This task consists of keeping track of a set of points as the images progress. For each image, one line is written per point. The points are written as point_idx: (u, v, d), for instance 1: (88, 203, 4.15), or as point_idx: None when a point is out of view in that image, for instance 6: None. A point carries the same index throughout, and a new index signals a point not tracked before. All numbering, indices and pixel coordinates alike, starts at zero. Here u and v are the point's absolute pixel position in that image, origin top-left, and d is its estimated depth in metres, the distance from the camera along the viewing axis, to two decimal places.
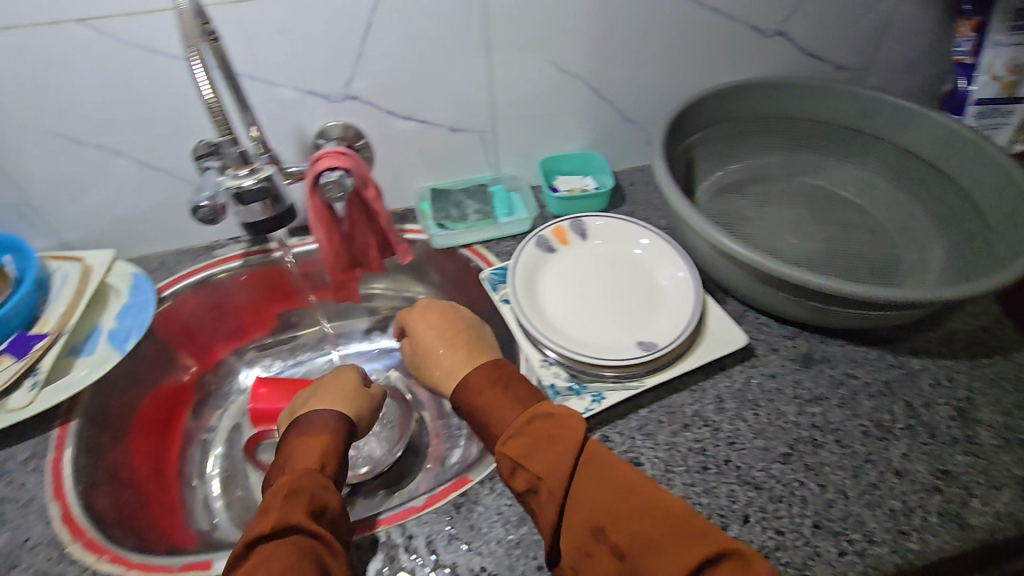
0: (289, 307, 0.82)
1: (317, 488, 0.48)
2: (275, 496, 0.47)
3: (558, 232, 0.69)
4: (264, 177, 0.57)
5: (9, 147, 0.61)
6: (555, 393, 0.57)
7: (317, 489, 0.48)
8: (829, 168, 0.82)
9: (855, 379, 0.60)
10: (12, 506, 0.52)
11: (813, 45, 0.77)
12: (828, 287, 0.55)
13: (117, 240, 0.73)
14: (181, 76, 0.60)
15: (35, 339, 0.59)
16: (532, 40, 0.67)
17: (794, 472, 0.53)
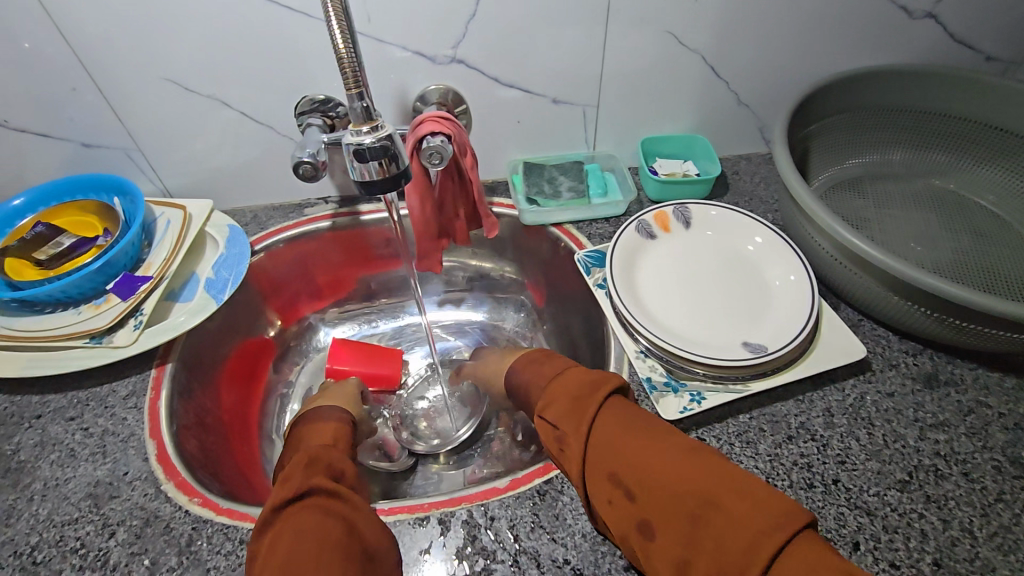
0: (369, 272, 0.83)
1: (336, 459, 0.46)
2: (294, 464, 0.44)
3: (661, 218, 0.66)
4: (386, 137, 0.49)
5: (122, 92, 0.62)
6: (652, 388, 0.54)
7: (336, 458, 0.46)
8: (965, 171, 0.73)
9: (988, 408, 0.54)
10: (113, 439, 0.54)
11: (965, 31, 0.69)
12: (976, 302, 0.49)
13: (215, 191, 0.74)
14: (292, 29, 0.58)
15: (141, 280, 0.61)
16: (654, 8, 0.62)
17: (912, 502, 0.48)
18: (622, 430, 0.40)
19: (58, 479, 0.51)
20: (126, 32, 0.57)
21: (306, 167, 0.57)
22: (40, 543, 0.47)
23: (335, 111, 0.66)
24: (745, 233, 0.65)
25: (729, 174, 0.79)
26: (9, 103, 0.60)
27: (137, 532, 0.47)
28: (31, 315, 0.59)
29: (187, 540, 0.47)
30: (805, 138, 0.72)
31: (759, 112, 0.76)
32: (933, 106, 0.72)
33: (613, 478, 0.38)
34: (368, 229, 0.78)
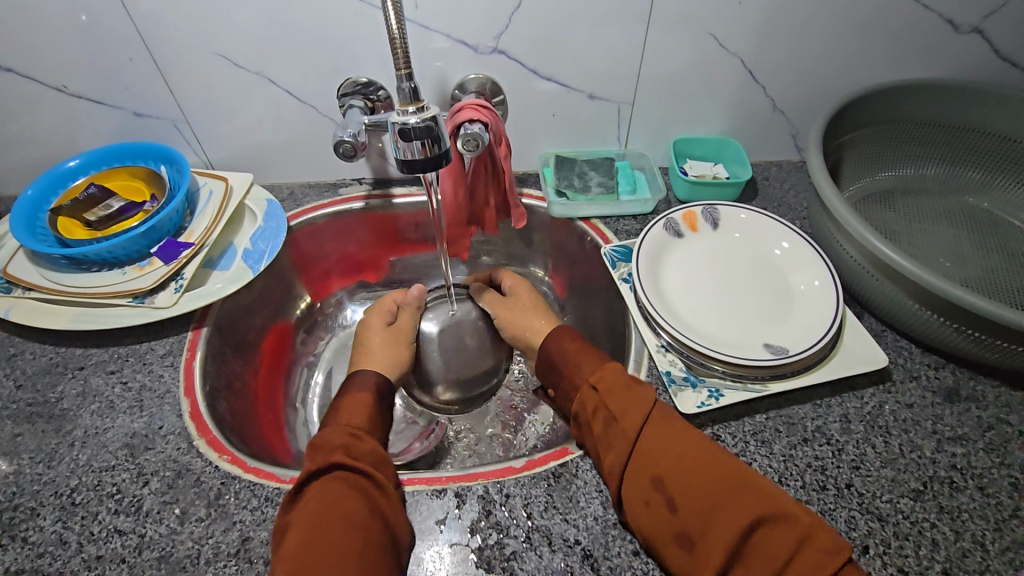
0: (397, 254, 0.85)
1: (356, 442, 0.48)
2: (323, 447, 0.47)
3: (689, 218, 0.67)
4: (430, 118, 0.51)
5: (177, 65, 0.64)
6: (670, 381, 0.55)
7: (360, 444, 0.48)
8: (1000, 190, 0.72)
9: (1008, 426, 0.53)
10: (150, 394, 0.56)
11: (1012, 48, 0.68)
12: (1004, 318, 0.49)
13: (255, 166, 0.77)
14: (342, 13, 0.60)
15: (183, 246, 0.64)
16: (697, 9, 0.63)
17: (925, 511, 0.48)
18: (677, 440, 0.45)
19: (97, 428, 0.53)
20: (185, 6, 0.59)
21: (347, 146, 0.59)
22: (79, 486, 0.50)
23: (377, 94, 0.68)
24: (772, 237, 0.66)
25: (759, 180, 0.79)
26: (70, 69, 0.63)
27: (169, 482, 0.50)
28: (78, 273, 0.62)
29: (216, 494, 0.49)
30: (838, 148, 0.72)
31: (794, 119, 0.77)
32: (971, 123, 0.71)
33: (655, 481, 0.44)
34: (399, 213, 0.80)
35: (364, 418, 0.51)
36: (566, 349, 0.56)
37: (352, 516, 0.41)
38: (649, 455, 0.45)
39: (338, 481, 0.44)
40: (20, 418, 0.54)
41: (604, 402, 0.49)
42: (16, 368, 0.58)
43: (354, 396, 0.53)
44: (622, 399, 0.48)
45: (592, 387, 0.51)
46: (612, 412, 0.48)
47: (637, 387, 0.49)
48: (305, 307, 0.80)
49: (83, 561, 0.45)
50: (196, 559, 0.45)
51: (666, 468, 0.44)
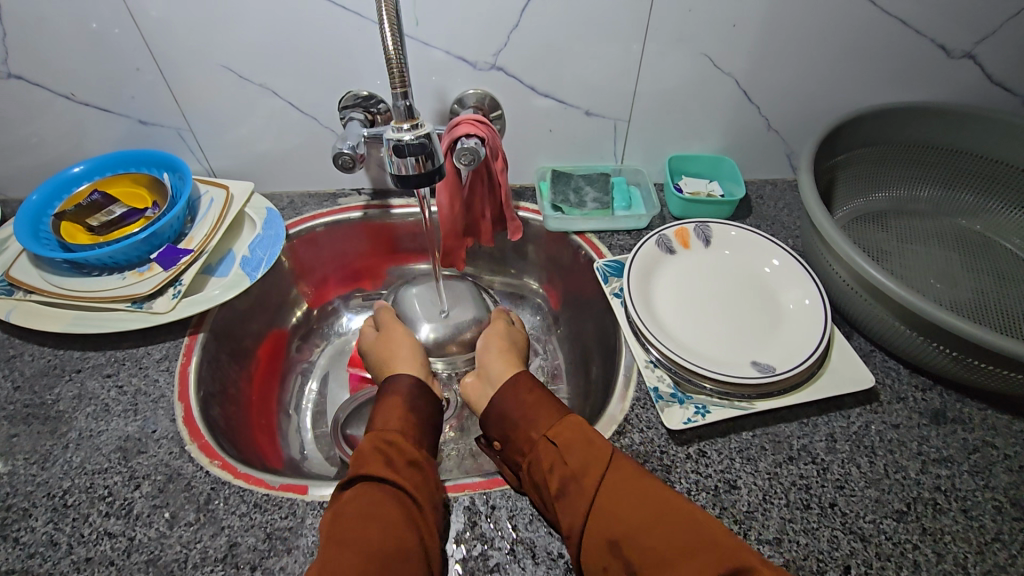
0: (394, 263, 0.86)
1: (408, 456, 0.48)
2: (376, 452, 0.47)
3: (681, 234, 0.68)
4: (425, 135, 0.52)
5: (182, 76, 0.66)
6: (657, 397, 0.56)
7: (407, 453, 0.48)
8: (991, 213, 0.73)
9: (994, 449, 0.54)
10: (145, 398, 0.57)
11: (1005, 74, 0.69)
12: (986, 340, 0.49)
13: (256, 174, 0.78)
14: (343, 28, 0.62)
15: (183, 253, 0.65)
16: (692, 31, 0.64)
17: (908, 532, 0.48)
18: (633, 498, 0.43)
19: (92, 430, 0.54)
20: (191, 18, 0.60)
21: (346, 158, 0.61)
22: (71, 487, 0.50)
23: (377, 107, 0.69)
24: (762, 255, 0.66)
25: (753, 198, 0.80)
26: (78, 78, 0.65)
27: (160, 486, 0.50)
28: (78, 277, 0.63)
29: (206, 498, 0.50)
30: (831, 168, 0.73)
31: (788, 139, 0.77)
32: (963, 146, 0.72)
33: (613, 544, 0.42)
34: (397, 223, 0.81)
35: (408, 425, 0.51)
36: (522, 399, 0.53)
37: (394, 526, 0.42)
38: (604, 516, 0.43)
39: (378, 488, 0.45)
40: (16, 419, 0.55)
41: (560, 458, 0.47)
42: (14, 370, 0.59)
43: (395, 403, 0.53)
44: (576, 456, 0.47)
45: (548, 441, 0.49)
46: (569, 471, 0.46)
47: (594, 438, 0.48)
48: (302, 314, 0.81)
49: (72, 562, 0.46)
50: (183, 563, 0.46)
51: (625, 531, 0.42)
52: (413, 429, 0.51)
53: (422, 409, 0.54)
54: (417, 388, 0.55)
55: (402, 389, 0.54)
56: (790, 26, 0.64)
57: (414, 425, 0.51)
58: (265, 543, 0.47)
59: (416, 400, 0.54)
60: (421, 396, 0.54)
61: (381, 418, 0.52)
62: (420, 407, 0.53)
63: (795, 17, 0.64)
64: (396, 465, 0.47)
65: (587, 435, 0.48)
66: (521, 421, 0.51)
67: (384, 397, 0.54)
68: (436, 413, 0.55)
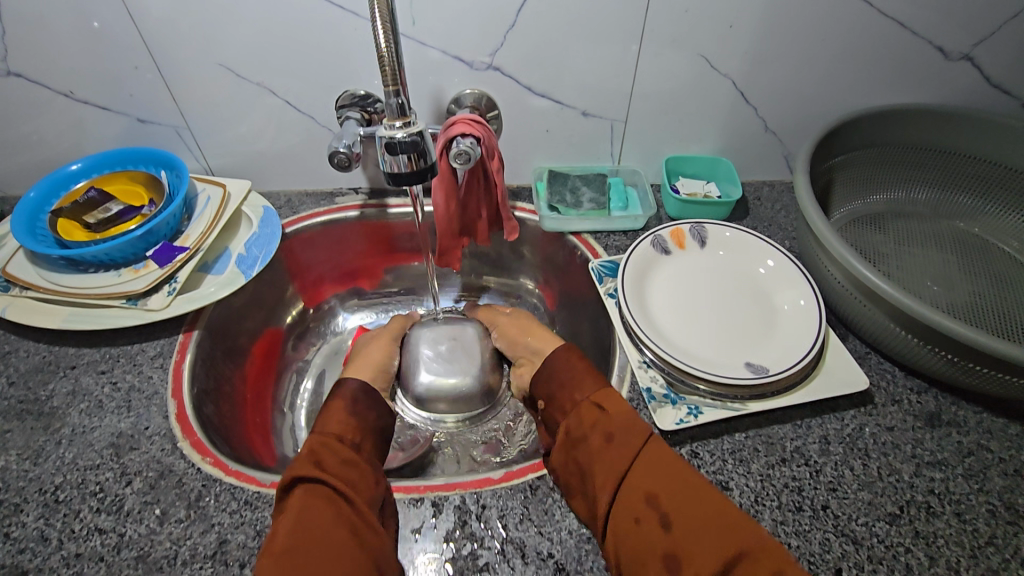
0: (391, 262, 0.86)
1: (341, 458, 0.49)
2: (305, 452, 0.49)
3: (676, 235, 0.68)
4: (417, 133, 0.52)
5: (179, 74, 0.66)
6: (650, 398, 0.55)
7: (335, 454, 0.49)
8: (989, 216, 0.73)
9: (988, 452, 0.53)
10: (138, 395, 0.57)
11: (1003, 75, 0.69)
12: (980, 343, 0.49)
13: (254, 173, 0.78)
14: (340, 27, 0.62)
15: (178, 250, 0.65)
16: (689, 31, 0.64)
17: (900, 535, 0.48)
18: (670, 469, 0.45)
19: (85, 427, 0.54)
20: (188, 17, 0.60)
21: (341, 157, 0.60)
22: (63, 483, 0.50)
23: (374, 107, 0.69)
24: (757, 257, 0.66)
25: (750, 199, 0.80)
26: (76, 75, 0.65)
27: (151, 483, 0.50)
28: (74, 274, 0.63)
29: (196, 495, 0.50)
30: (828, 170, 0.73)
31: (785, 140, 0.77)
32: (961, 149, 0.72)
33: (647, 499, 0.44)
34: (393, 222, 0.81)
35: (348, 428, 0.53)
36: (573, 365, 0.57)
37: (324, 525, 0.42)
38: (644, 475, 0.45)
39: (310, 491, 0.45)
40: (10, 414, 0.55)
41: (605, 417, 0.50)
42: (9, 366, 0.59)
43: (335, 408, 0.54)
44: (622, 421, 0.49)
45: (594, 406, 0.52)
46: (611, 431, 0.49)
47: (633, 417, 0.50)
48: (298, 313, 0.81)
49: (62, 557, 0.46)
50: (173, 559, 0.46)
51: (662, 488, 0.44)
52: (352, 432, 0.52)
53: (364, 415, 0.55)
54: (363, 393, 0.57)
55: (345, 392, 0.56)
56: (788, 27, 0.64)
57: (354, 430, 0.53)
58: (254, 541, 0.47)
59: (359, 407, 0.55)
60: (364, 399, 0.57)
61: (321, 423, 0.53)
62: (361, 411, 0.55)
63: (792, 18, 0.63)
64: (327, 464, 0.48)
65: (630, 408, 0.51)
66: (565, 386, 0.56)
67: (328, 402, 0.56)
68: (383, 421, 0.57)
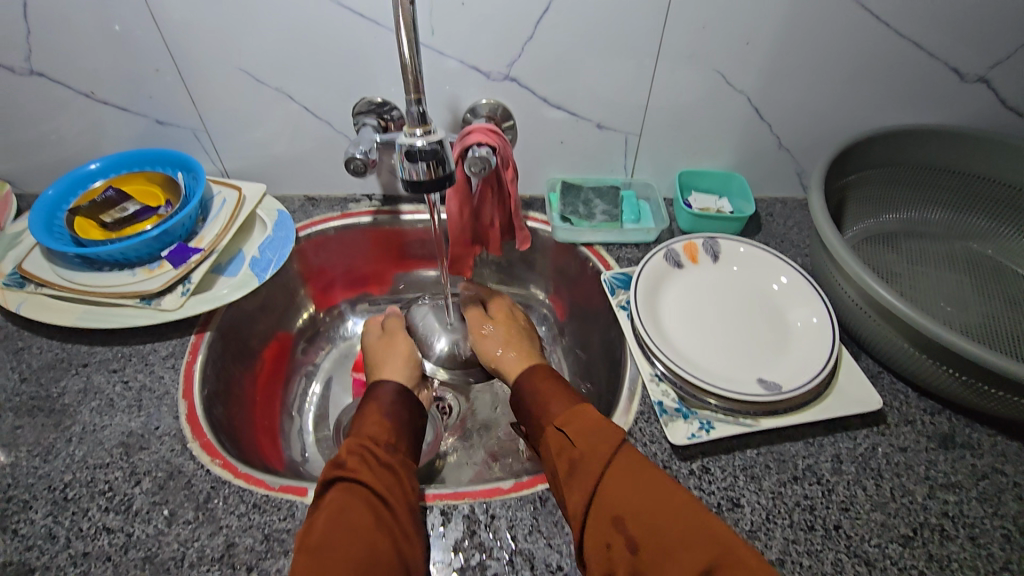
0: (401, 269, 0.86)
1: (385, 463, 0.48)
2: (351, 449, 0.49)
3: (689, 249, 0.68)
4: (436, 141, 0.53)
5: (199, 79, 0.67)
6: (662, 411, 0.55)
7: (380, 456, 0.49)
8: (1003, 237, 0.72)
9: (1004, 476, 0.53)
10: (149, 395, 0.57)
11: (1019, 98, 0.69)
12: (993, 363, 0.49)
13: (268, 176, 0.79)
14: (361, 35, 0.63)
15: (193, 251, 0.65)
16: (706, 47, 0.65)
17: (914, 558, 0.47)
18: (644, 482, 0.44)
19: (96, 425, 0.54)
20: (211, 22, 0.61)
21: (358, 163, 0.61)
22: (72, 481, 0.50)
23: (390, 114, 0.69)
24: (771, 273, 0.66)
25: (763, 215, 0.80)
26: (98, 76, 0.66)
27: (160, 483, 0.50)
28: (89, 271, 0.64)
29: (205, 497, 0.50)
30: (842, 188, 0.73)
31: (799, 157, 0.77)
32: (975, 170, 0.72)
33: (617, 521, 0.42)
34: (406, 229, 0.81)
35: (384, 432, 0.52)
36: (538, 387, 0.57)
37: (364, 525, 0.42)
38: (614, 492, 0.43)
39: (347, 489, 0.45)
40: (21, 410, 0.56)
41: (570, 442, 0.49)
42: (22, 362, 0.60)
43: (371, 413, 0.54)
44: (589, 438, 0.48)
45: (558, 430, 0.50)
46: (577, 453, 0.47)
47: (605, 429, 0.48)
48: (308, 317, 0.82)
49: (70, 556, 0.46)
50: (180, 561, 0.46)
51: (632, 509, 0.42)
52: (386, 434, 0.52)
53: (402, 417, 0.55)
54: (398, 399, 0.57)
55: (381, 396, 0.57)
56: (804, 45, 0.65)
57: (389, 431, 0.52)
58: (262, 545, 0.47)
59: (393, 410, 0.55)
60: (402, 401, 0.57)
61: (360, 424, 0.53)
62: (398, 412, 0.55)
63: (809, 36, 0.64)
64: (371, 465, 0.47)
65: (597, 422, 0.49)
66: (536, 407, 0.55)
67: (366, 403, 0.57)
68: (417, 430, 0.56)
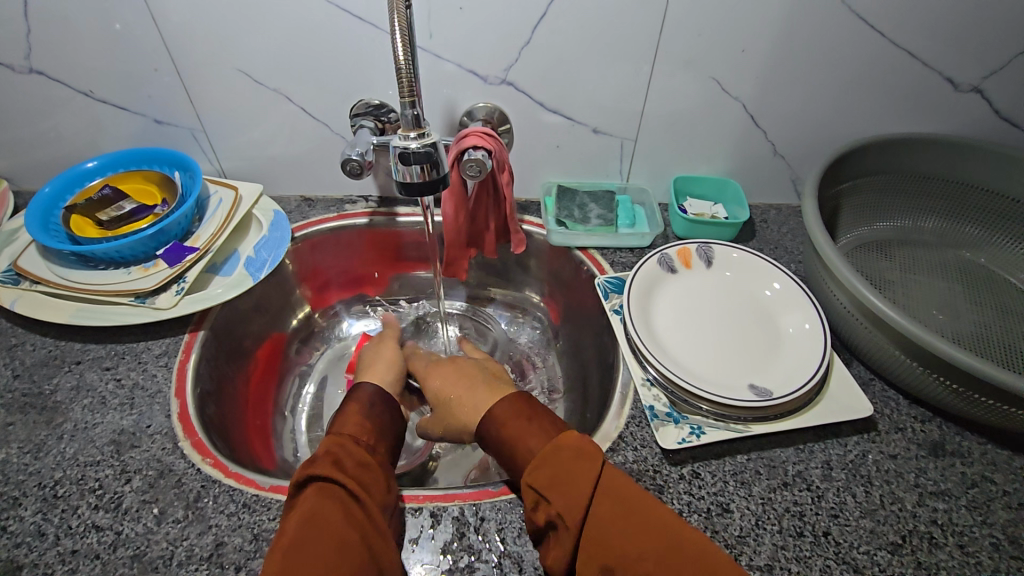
0: (397, 271, 0.87)
1: (357, 463, 0.47)
2: (326, 450, 0.48)
3: (683, 254, 0.68)
4: (430, 144, 0.53)
5: (198, 80, 0.67)
6: (653, 416, 0.55)
7: (352, 455, 0.48)
8: (996, 246, 0.73)
9: (993, 484, 0.53)
10: (141, 393, 0.57)
11: (1012, 108, 0.69)
12: (982, 370, 0.49)
13: (266, 177, 0.79)
14: (360, 37, 0.63)
15: (188, 250, 0.66)
16: (702, 55, 0.65)
17: (902, 565, 0.47)
18: (626, 528, 0.42)
19: (87, 422, 0.55)
20: (211, 22, 0.61)
21: (354, 164, 0.61)
22: (63, 478, 0.50)
23: (388, 117, 0.70)
24: (764, 279, 0.66)
25: (758, 222, 0.81)
26: (97, 75, 0.66)
27: (151, 482, 0.50)
28: (84, 269, 0.64)
29: (195, 496, 0.50)
30: (836, 195, 0.73)
31: (794, 164, 0.78)
32: (968, 179, 0.72)
33: (608, 570, 0.41)
34: (402, 231, 0.82)
35: (364, 432, 0.51)
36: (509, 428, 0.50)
37: (338, 524, 0.42)
38: (598, 542, 0.42)
39: (322, 491, 0.44)
40: (14, 407, 0.56)
41: (542, 495, 0.45)
42: (16, 359, 0.60)
43: (350, 411, 0.53)
44: (561, 490, 0.44)
45: (529, 485, 0.46)
46: (553, 509, 0.44)
47: (572, 473, 0.45)
48: (303, 317, 0.82)
49: (58, 553, 0.46)
50: (169, 560, 0.46)
51: (617, 556, 0.41)
52: (366, 434, 0.51)
53: (384, 418, 0.54)
54: (381, 398, 0.55)
55: (365, 397, 0.55)
56: (799, 53, 0.65)
57: (369, 432, 0.51)
58: (251, 544, 0.47)
59: (375, 410, 0.54)
60: (379, 404, 0.55)
61: (336, 425, 0.51)
62: (376, 413, 0.54)
63: (804, 44, 0.64)
64: (347, 466, 0.47)
65: (573, 460, 0.45)
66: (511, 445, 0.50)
67: (345, 404, 0.54)
68: (399, 430, 0.55)
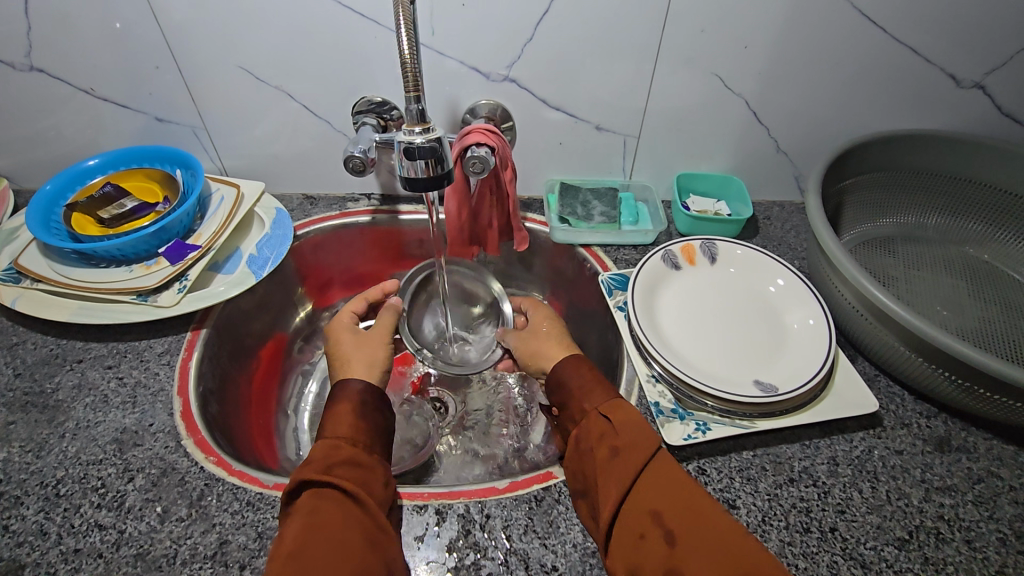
0: (400, 268, 0.86)
1: (350, 464, 0.46)
2: (318, 454, 0.46)
3: (686, 250, 0.68)
4: (435, 139, 0.53)
5: (199, 78, 0.67)
6: (658, 412, 0.55)
7: (345, 457, 0.46)
8: (1000, 242, 0.73)
9: (999, 479, 0.53)
10: (144, 391, 0.57)
11: (1015, 105, 0.69)
12: (988, 365, 0.49)
13: (267, 175, 0.79)
14: (361, 34, 0.63)
15: (190, 248, 0.65)
16: (705, 51, 0.65)
17: (909, 560, 0.47)
18: (679, 486, 0.43)
19: (89, 421, 0.54)
20: (212, 20, 0.61)
21: (357, 162, 0.61)
22: (64, 477, 0.50)
23: (390, 114, 0.70)
24: (768, 275, 0.66)
25: (760, 219, 0.81)
26: (97, 72, 0.66)
27: (153, 480, 0.50)
28: (85, 267, 0.63)
29: (199, 494, 0.49)
30: (840, 192, 0.73)
31: (797, 161, 0.78)
32: (971, 176, 0.72)
33: (655, 515, 0.42)
34: (405, 229, 0.81)
35: (357, 429, 0.49)
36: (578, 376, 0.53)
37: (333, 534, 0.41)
38: (651, 490, 0.43)
39: (317, 498, 0.43)
40: (15, 406, 0.55)
41: (610, 428, 0.47)
42: (17, 357, 0.59)
43: (341, 411, 0.50)
44: (631, 431, 0.46)
45: (600, 415, 0.48)
46: (618, 444, 0.46)
47: (639, 424, 0.47)
48: (305, 315, 0.81)
49: (61, 552, 0.45)
50: (172, 559, 0.45)
51: (667, 506, 0.42)
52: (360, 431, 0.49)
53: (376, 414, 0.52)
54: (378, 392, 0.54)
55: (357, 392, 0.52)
56: (802, 50, 0.65)
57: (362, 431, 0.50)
58: (255, 543, 0.46)
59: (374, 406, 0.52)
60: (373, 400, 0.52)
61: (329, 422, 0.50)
62: (369, 412, 0.51)
63: (807, 41, 0.64)
64: (338, 469, 0.45)
65: (638, 417, 0.48)
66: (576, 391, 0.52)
67: (333, 402, 0.51)
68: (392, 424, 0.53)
